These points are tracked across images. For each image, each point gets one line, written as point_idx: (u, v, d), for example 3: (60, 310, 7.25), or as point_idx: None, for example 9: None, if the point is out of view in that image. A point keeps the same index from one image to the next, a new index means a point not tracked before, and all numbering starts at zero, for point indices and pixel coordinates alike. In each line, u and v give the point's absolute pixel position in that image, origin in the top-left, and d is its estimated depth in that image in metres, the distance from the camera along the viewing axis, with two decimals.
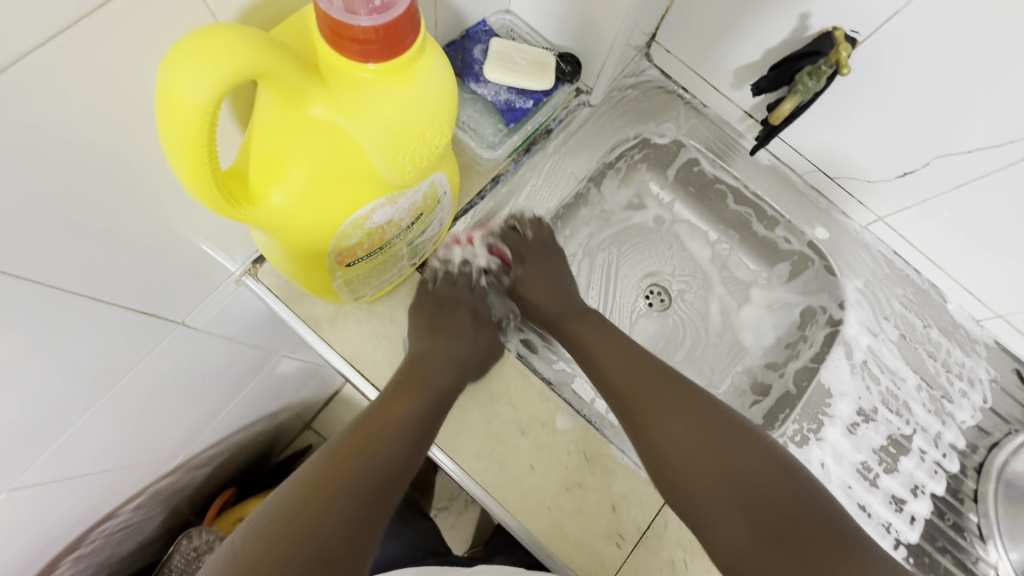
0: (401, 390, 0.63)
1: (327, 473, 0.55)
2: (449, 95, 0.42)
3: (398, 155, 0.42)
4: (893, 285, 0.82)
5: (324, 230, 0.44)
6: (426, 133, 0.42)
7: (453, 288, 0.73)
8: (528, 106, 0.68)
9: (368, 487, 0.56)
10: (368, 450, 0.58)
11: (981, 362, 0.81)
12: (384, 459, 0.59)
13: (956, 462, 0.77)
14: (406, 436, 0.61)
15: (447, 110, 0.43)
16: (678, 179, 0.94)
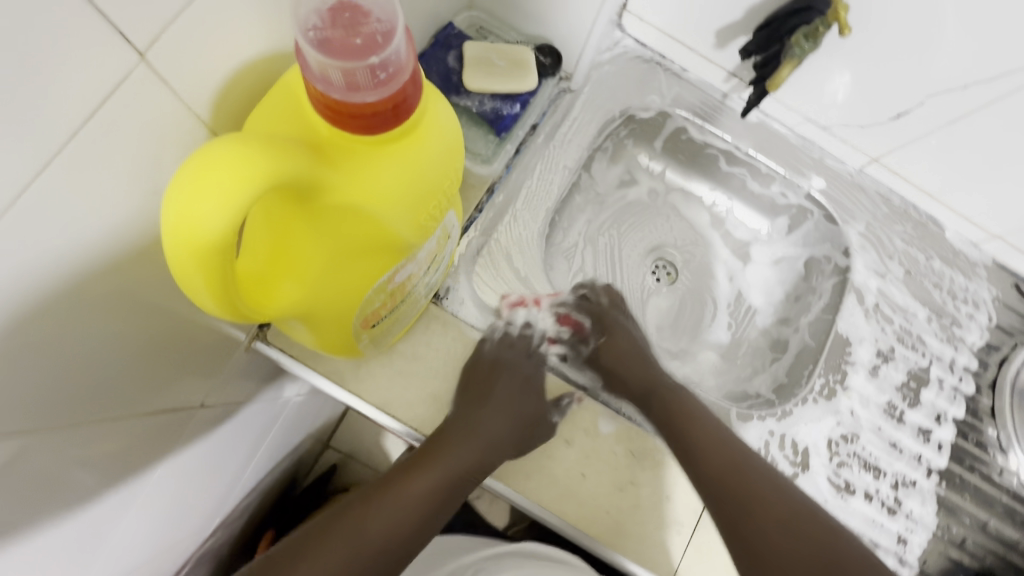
0: (424, 460, 0.66)
1: (339, 522, 0.63)
2: (459, 141, 0.39)
3: (418, 218, 0.39)
4: (893, 223, 0.84)
5: (346, 305, 0.42)
6: (441, 188, 0.39)
7: (511, 351, 0.71)
8: (516, 112, 0.63)
9: (350, 552, 0.60)
10: (365, 521, 0.62)
11: (982, 283, 0.84)
12: (378, 534, 0.62)
13: (972, 384, 0.80)
14: (419, 510, 0.65)
15: (459, 157, 0.40)
16: (666, 148, 0.92)
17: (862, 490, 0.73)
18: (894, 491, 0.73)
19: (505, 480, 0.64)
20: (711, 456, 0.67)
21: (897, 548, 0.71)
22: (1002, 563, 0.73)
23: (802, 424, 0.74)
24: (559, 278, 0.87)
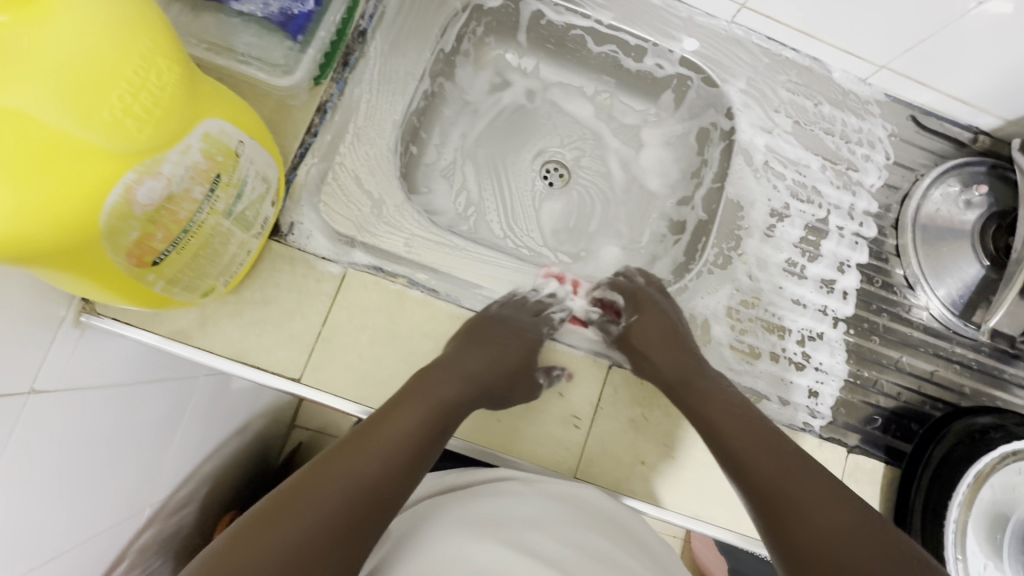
0: (408, 396, 0.56)
1: (296, 489, 0.48)
2: (130, 13, 0.34)
3: (105, 109, 0.33)
4: (774, 73, 0.78)
5: (79, 239, 0.36)
6: (126, 70, 0.34)
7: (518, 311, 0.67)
8: (310, 9, 0.56)
9: (350, 491, 0.49)
10: (360, 458, 0.51)
11: (876, 122, 0.79)
12: (375, 464, 0.51)
13: (874, 228, 0.77)
14: (415, 444, 0.54)
15: (143, 35, 0.35)
16: (532, 40, 0.84)
17: (768, 352, 0.71)
18: (801, 347, 0.71)
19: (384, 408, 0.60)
20: (723, 418, 0.59)
21: (810, 402, 0.70)
22: (918, 397, 0.73)
23: (699, 297, 0.71)
24: (439, 198, 0.82)
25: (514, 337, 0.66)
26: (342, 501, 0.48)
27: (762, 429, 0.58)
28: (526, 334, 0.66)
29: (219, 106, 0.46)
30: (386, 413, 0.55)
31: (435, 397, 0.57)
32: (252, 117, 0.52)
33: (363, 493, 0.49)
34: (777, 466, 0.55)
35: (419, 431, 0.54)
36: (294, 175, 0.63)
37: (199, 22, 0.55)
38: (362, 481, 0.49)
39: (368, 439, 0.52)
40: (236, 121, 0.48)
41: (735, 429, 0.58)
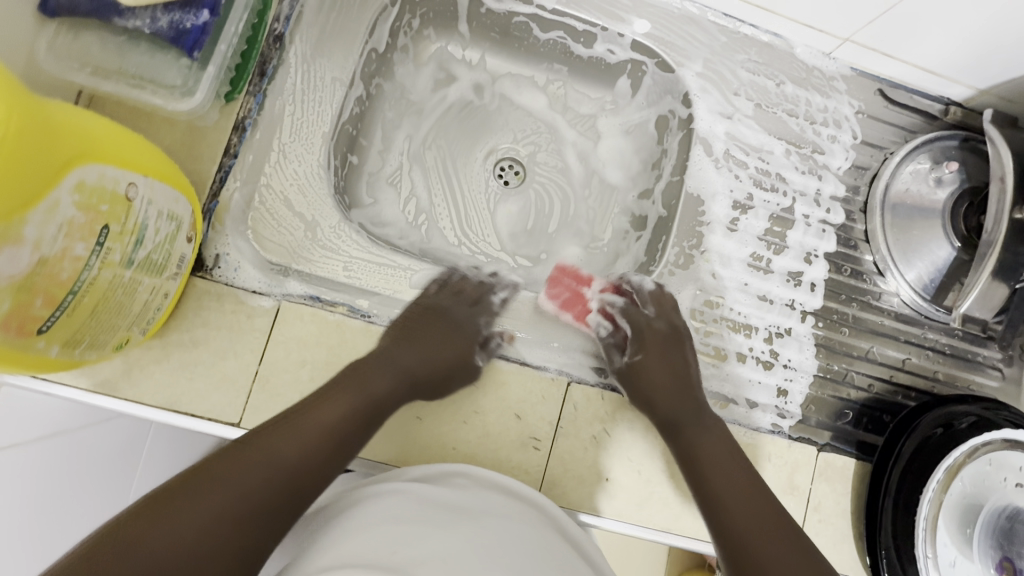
0: (337, 387, 0.55)
1: (206, 473, 0.46)
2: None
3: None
4: (734, 53, 0.73)
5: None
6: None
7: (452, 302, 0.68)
8: (205, 21, 0.50)
9: (269, 476, 0.47)
10: (275, 442, 0.49)
11: (842, 99, 0.75)
12: (294, 451, 0.49)
13: (841, 213, 0.73)
14: (333, 442, 0.51)
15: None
16: (475, 30, 0.78)
17: (734, 353, 0.68)
18: (769, 345, 0.69)
19: None
20: (703, 438, 0.61)
21: (778, 401, 0.67)
22: (889, 388, 0.71)
23: (661, 300, 0.68)
24: (387, 208, 0.77)
25: (443, 345, 0.64)
26: (249, 489, 0.46)
27: (732, 450, 0.61)
28: (461, 340, 0.65)
29: (93, 148, 0.40)
30: (309, 402, 0.53)
31: (366, 394, 0.55)
32: (143, 152, 0.46)
33: (278, 477, 0.47)
34: (729, 496, 0.57)
35: (337, 427, 0.52)
36: (216, 203, 0.59)
37: (78, 42, 0.49)
38: (272, 466, 0.47)
39: (291, 423, 0.51)
40: (120, 161, 0.42)
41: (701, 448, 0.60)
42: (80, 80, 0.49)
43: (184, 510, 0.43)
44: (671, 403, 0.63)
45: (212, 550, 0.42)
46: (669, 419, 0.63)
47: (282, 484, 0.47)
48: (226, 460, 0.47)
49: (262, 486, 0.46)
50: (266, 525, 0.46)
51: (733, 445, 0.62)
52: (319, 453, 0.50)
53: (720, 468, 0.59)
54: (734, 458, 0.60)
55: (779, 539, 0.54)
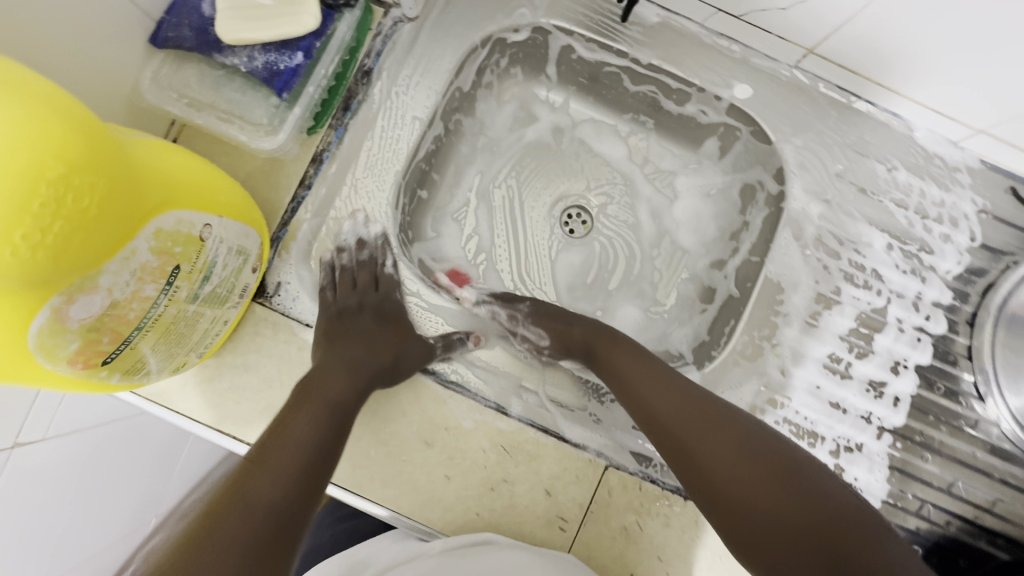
0: (292, 407, 0.54)
1: (196, 531, 0.46)
2: (31, 136, 0.29)
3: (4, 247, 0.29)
4: (843, 130, 0.66)
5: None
6: (34, 204, 0.29)
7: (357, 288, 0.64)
8: (298, 64, 0.50)
9: (247, 509, 0.48)
10: (249, 481, 0.50)
11: (965, 194, 0.66)
12: (268, 484, 0.50)
13: (943, 323, 0.65)
14: (302, 459, 0.52)
15: (55, 157, 0.30)
16: (563, 74, 0.76)
17: None
18: (834, 459, 0.62)
19: (357, 491, 0.57)
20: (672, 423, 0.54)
21: None
22: (970, 529, 0.62)
23: (720, 392, 0.63)
24: (448, 244, 0.76)
25: (380, 328, 0.63)
26: (233, 538, 0.46)
27: (687, 399, 0.55)
28: (397, 319, 0.65)
29: (174, 193, 0.41)
30: (272, 431, 0.53)
31: (317, 417, 0.54)
32: (222, 190, 0.47)
33: (259, 510, 0.48)
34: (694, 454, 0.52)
35: (299, 456, 0.52)
36: (284, 232, 0.59)
37: (180, 73, 0.50)
38: (251, 516, 0.48)
39: (254, 468, 0.50)
40: (198, 204, 0.43)
41: (647, 415, 0.55)
42: (174, 110, 0.50)
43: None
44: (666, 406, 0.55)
45: None
46: (652, 420, 0.55)
47: (265, 529, 0.48)
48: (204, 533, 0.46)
49: (244, 538, 0.47)
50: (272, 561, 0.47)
51: (680, 390, 0.56)
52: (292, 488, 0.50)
53: (673, 424, 0.54)
54: (707, 426, 0.53)
55: (811, 509, 0.47)
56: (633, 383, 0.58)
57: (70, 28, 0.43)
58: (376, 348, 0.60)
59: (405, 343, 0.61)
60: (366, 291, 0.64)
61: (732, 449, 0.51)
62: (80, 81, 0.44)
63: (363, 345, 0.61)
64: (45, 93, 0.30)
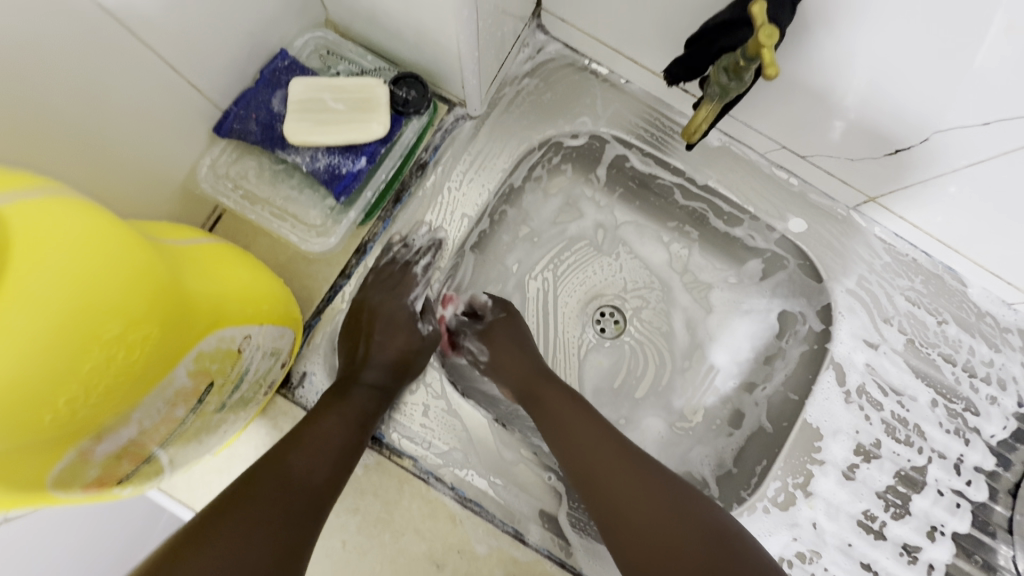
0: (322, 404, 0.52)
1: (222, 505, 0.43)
2: (90, 299, 0.28)
3: (45, 410, 0.28)
4: (896, 276, 0.65)
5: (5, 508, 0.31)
6: (84, 366, 0.29)
7: (387, 284, 0.60)
8: (360, 168, 0.49)
9: (276, 491, 0.45)
10: (285, 458, 0.47)
11: (1015, 356, 0.64)
12: (301, 465, 0.47)
13: (983, 489, 0.62)
14: (331, 451, 0.49)
15: (104, 315, 0.29)
16: (612, 176, 0.74)
17: None
18: None
19: None
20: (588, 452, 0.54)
21: None
22: None
23: None
24: None
25: (387, 326, 0.59)
26: (279, 497, 0.45)
27: (615, 448, 0.54)
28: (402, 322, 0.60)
29: (218, 310, 0.39)
30: (301, 423, 0.50)
31: (355, 401, 0.53)
32: (264, 295, 0.45)
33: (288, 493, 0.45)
34: (612, 509, 0.51)
35: (342, 437, 0.50)
36: (317, 319, 0.57)
37: (239, 165, 0.50)
38: (292, 483, 0.46)
39: (299, 436, 0.49)
40: (239, 317, 0.41)
41: (573, 458, 0.55)
42: (227, 201, 0.49)
43: (232, 532, 0.41)
44: (575, 435, 0.56)
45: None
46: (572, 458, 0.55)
47: (303, 497, 0.46)
48: (250, 487, 0.45)
49: (286, 498, 0.45)
50: (304, 530, 0.45)
51: (601, 427, 0.56)
52: (336, 466, 0.49)
53: (591, 462, 0.54)
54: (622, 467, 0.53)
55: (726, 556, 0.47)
56: (562, 423, 0.57)
57: (140, 122, 0.42)
58: (382, 344, 0.58)
59: (410, 353, 0.59)
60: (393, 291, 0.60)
61: (649, 494, 0.51)
62: (138, 170, 0.44)
63: (372, 340, 0.58)
64: (112, 245, 0.30)
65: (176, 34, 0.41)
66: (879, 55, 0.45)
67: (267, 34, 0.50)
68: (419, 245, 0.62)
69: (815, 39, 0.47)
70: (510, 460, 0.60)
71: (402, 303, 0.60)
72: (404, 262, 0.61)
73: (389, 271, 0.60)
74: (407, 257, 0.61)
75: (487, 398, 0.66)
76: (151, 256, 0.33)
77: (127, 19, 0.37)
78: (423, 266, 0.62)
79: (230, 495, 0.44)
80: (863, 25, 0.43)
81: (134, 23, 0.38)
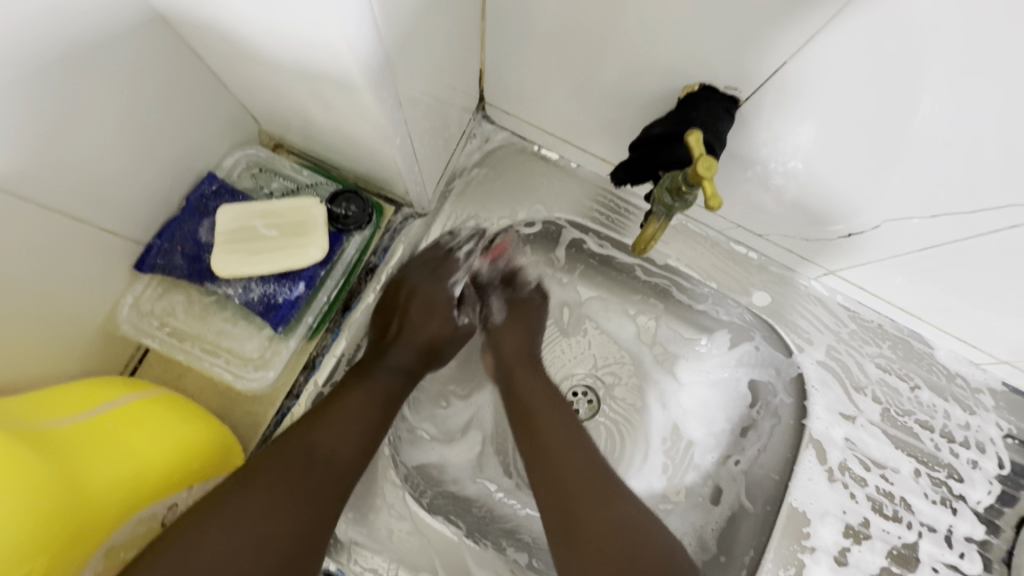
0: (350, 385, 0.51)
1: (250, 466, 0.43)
2: None
3: None
4: (865, 344, 0.64)
5: None
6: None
7: (423, 269, 0.60)
8: (299, 295, 0.46)
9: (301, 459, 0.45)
10: (312, 429, 0.47)
11: (989, 418, 0.63)
12: (326, 436, 0.47)
13: (977, 561, 0.60)
14: (356, 428, 0.48)
15: None
16: (572, 256, 0.72)
17: None
18: None
19: None
20: (555, 441, 0.52)
21: None
22: None
23: None
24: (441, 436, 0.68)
25: (424, 312, 0.58)
26: (306, 473, 0.44)
27: (581, 455, 0.51)
28: (439, 309, 0.58)
29: (122, 498, 0.37)
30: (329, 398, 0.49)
31: (381, 381, 0.53)
32: (202, 453, 0.42)
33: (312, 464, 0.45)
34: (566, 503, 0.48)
35: (368, 419, 0.50)
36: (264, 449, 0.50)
37: (165, 300, 0.47)
38: (315, 460, 0.45)
39: (317, 415, 0.48)
40: (154, 490, 0.39)
41: (542, 453, 0.52)
42: (154, 341, 0.46)
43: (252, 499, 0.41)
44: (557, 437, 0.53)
45: (265, 539, 0.41)
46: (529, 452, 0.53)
47: (333, 474, 0.46)
48: (276, 453, 0.45)
49: (309, 472, 0.45)
50: (327, 510, 0.45)
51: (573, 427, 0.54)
52: (358, 451, 0.48)
53: (557, 449, 0.52)
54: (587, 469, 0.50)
55: None
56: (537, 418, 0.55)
57: (50, 272, 0.38)
58: (416, 328, 0.57)
59: (440, 341, 0.58)
60: (431, 277, 0.59)
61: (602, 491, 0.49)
62: (50, 324, 0.40)
63: (407, 319, 0.57)
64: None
65: (80, 185, 0.38)
66: (817, 153, 0.46)
67: (191, 158, 0.47)
68: (464, 235, 0.63)
69: (756, 137, 0.47)
70: None
71: (445, 287, 0.59)
72: (447, 248, 0.62)
73: (432, 256, 0.60)
74: (450, 244, 0.62)
75: (457, 504, 0.61)
76: (12, 485, 0.31)
77: (18, 187, 0.34)
78: (466, 253, 0.63)
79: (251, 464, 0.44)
80: (801, 125, 0.44)
81: (28, 188, 0.35)
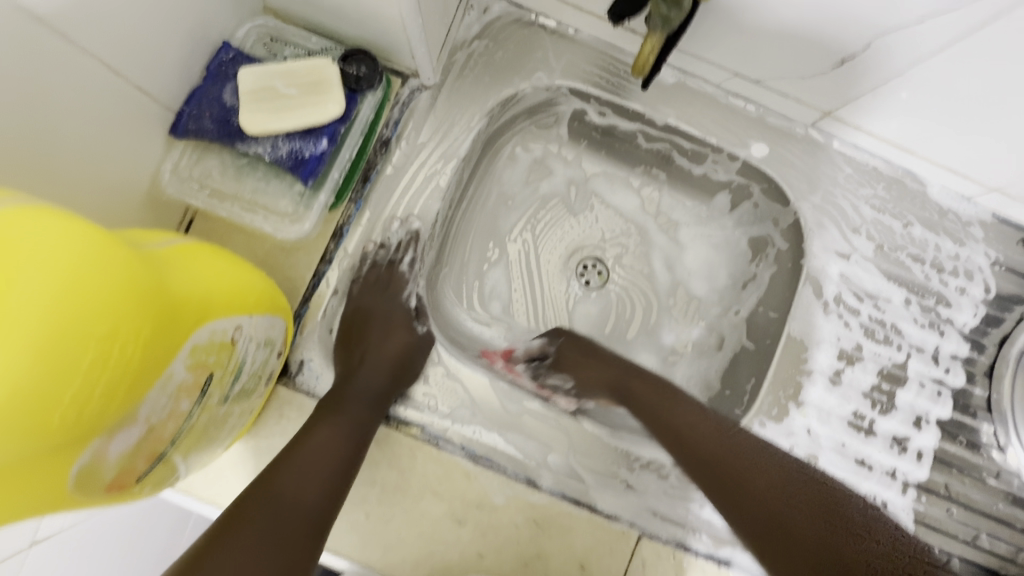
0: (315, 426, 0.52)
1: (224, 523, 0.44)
2: (75, 305, 0.30)
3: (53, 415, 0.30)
4: (860, 186, 0.67)
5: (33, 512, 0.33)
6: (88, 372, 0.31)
7: (372, 293, 0.62)
8: (323, 150, 0.50)
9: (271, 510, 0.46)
10: (277, 477, 0.48)
11: (978, 248, 0.67)
12: (291, 481, 0.48)
13: (961, 375, 0.66)
14: (324, 468, 0.49)
15: (93, 320, 0.31)
16: (575, 130, 0.75)
17: None
18: None
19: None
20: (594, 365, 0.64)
21: None
22: None
23: None
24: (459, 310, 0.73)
25: (385, 330, 0.61)
26: (276, 524, 0.45)
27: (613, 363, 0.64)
28: (396, 320, 0.62)
29: (202, 305, 0.40)
30: (296, 440, 0.51)
31: (347, 413, 0.53)
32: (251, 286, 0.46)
33: (284, 512, 0.46)
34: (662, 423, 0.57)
35: (336, 456, 0.50)
36: (306, 308, 0.57)
37: (201, 166, 0.51)
38: (283, 506, 0.46)
39: (283, 460, 0.49)
40: (221, 308, 0.42)
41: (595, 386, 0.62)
42: (197, 202, 0.51)
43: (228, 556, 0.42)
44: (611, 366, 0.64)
45: None
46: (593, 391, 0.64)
47: (300, 519, 0.47)
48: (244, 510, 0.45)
49: (277, 520, 0.46)
50: (302, 553, 0.45)
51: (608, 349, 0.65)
52: (326, 486, 0.49)
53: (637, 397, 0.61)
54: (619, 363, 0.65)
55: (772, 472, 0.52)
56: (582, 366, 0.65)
57: (98, 125, 0.41)
58: (377, 348, 0.59)
59: (405, 356, 0.60)
60: (377, 296, 0.62)
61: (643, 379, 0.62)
62: (100, 164, 0.43)
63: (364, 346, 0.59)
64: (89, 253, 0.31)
65: (114, 35, 0.40)
66: None
67: (204, 25, 0.49)
68: (396, 242, 0.61)
69: None
70: (515, 413, 0.61)
71: (396, 301, 0.63)
72: (387, 262, 0.62)
73: (374, 276, 0.61)
74: (387, 258, 0.61)
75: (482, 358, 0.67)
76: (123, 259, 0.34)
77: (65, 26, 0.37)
78: (408, 264, 0.62)
79: (226, 519, 0.44)
80: None
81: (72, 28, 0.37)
